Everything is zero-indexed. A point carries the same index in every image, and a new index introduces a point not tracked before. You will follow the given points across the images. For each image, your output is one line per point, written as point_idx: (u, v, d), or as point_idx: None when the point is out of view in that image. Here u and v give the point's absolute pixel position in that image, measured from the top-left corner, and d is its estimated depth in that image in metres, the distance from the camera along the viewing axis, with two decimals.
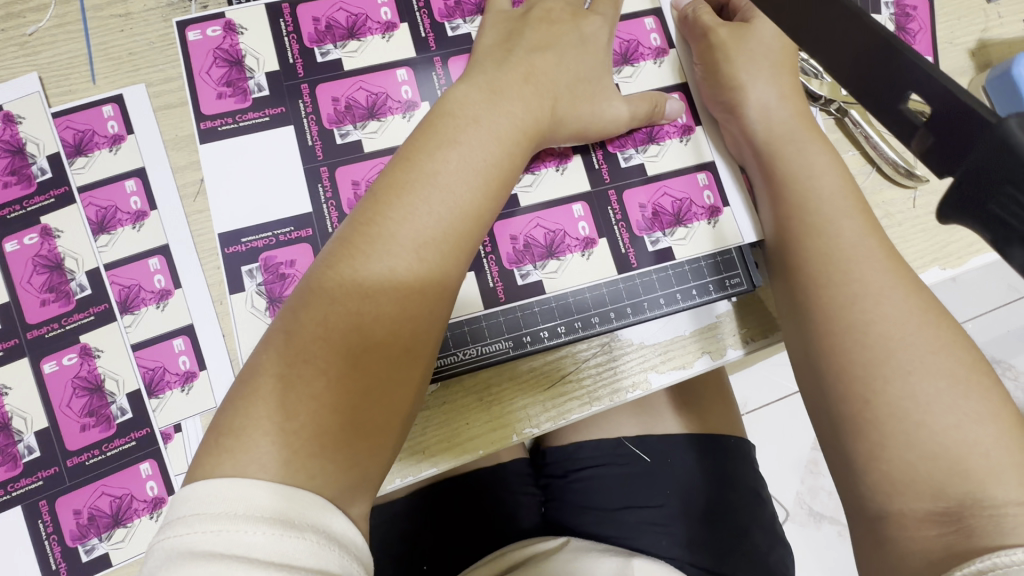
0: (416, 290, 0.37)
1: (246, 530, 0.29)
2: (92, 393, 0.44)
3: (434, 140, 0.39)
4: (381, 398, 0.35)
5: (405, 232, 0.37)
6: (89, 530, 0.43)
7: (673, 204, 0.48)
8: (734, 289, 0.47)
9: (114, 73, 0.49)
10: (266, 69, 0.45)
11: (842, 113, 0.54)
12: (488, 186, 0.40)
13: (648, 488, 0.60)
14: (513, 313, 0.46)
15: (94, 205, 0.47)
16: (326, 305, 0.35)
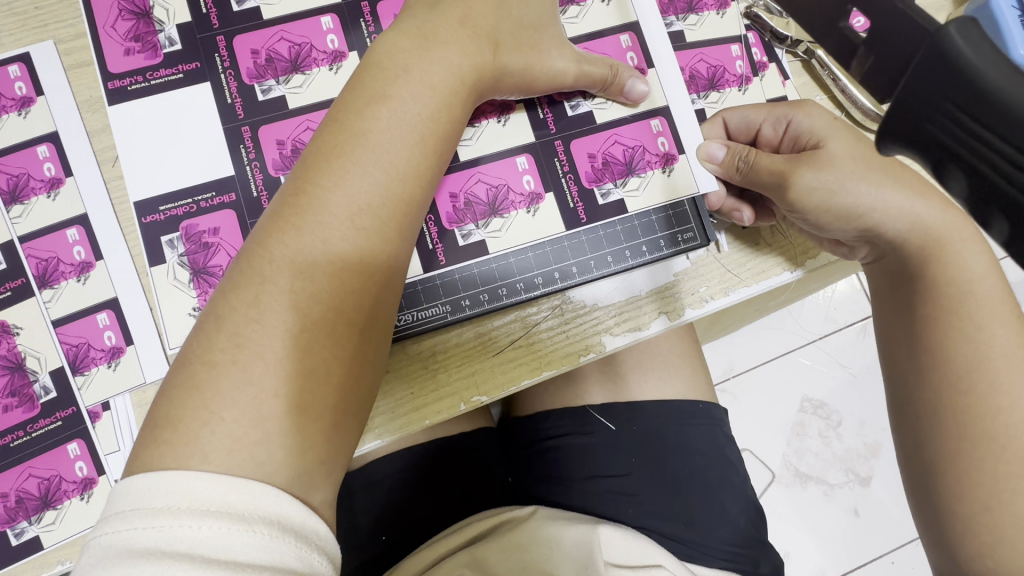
0: (355, 263, 0.32)
1: (194, 525, 0.26)
2: (12, 371, 0.42)
3: (363, 96, 0.35)
4: (332, 381, 0.31)
5: (340, 199, 0.32)
6: (18, 513, 0.41)
7: (624, 153, 0.45)
8: (687, 245, 0.45)
9: (19, 30, 0.46)
10: (177, 21, 0.42)
11: (809, 55, 0.50)
12: (427, 144, 0.35)
13: (617, 457, 0.57)
14: (455, 275, 0.43)
15: (4, 173, 0.44)
16: (256, 289, 0.31)
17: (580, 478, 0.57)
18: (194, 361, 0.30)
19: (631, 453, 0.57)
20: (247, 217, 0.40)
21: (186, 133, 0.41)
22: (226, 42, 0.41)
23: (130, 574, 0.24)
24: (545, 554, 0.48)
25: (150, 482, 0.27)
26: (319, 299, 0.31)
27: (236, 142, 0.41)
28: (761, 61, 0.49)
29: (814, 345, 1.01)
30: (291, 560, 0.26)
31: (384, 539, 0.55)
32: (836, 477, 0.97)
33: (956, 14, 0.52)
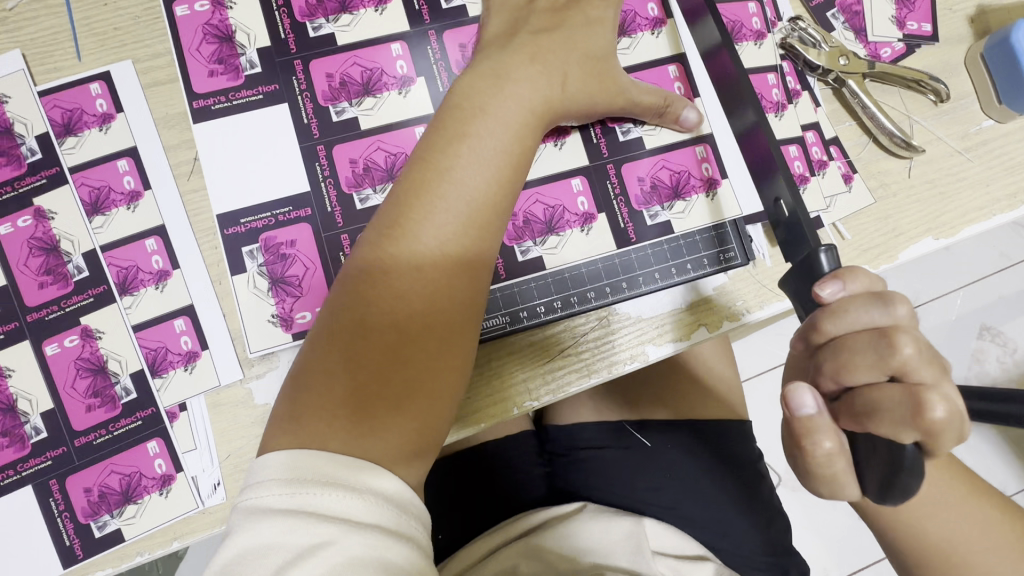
0: (441, 288, 0.36)
1: (315, 493, 0.31)
2: (95, 373, 0.45)
3: (445, 134, 0.38)
4: (422, 389, 0.35)
5: (429, 228, 0.36)
6: (101, 507, 0.44)
7: (671, 177, 0.48)
8: (729, 263, 0.48)
9: (99, 49, 0.48)
10: (258, 45, 0.44)
11: (840, 84, 0.53)
12: (501, 178, 0.38)
13: (651, 461, 0.61)
14: (512, 289, 0.46)
15: (86, 185, 0.47)
16: (354, 307, 0.35)
17: (618, 487, 0.59)
18: (308, 362, 0.35)
19: (663, 457, 0.61)
20: (322, 231, 0.43)
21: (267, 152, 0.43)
22: (304, 67, 0.44)
23: (267, 527, 0.30)
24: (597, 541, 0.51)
25: (282, 455, 0.32)
26: (412, 316, 0.36)
27: (312, 161, 0.44)
28: (795, 89, 0.53)
29: None
30: (393, 523, 0.31)
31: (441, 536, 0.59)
32: None
33: (976, 45, 0.55)
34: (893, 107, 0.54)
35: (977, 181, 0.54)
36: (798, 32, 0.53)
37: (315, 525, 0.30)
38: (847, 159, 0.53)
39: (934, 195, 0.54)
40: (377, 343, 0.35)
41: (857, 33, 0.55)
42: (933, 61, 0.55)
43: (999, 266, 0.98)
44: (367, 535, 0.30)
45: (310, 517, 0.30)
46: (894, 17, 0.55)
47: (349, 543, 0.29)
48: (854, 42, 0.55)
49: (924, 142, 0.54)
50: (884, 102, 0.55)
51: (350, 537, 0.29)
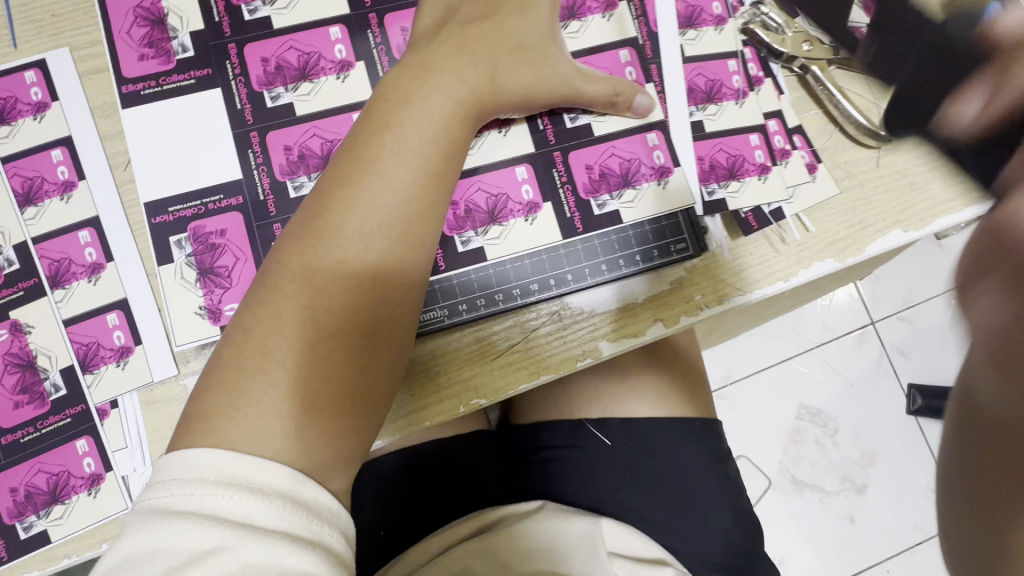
0: (367, 279, 0.35)
1: (216, 495, 0.30)
2: (24, 368, 0.43)
3: (372, 125, 0.37)
4: (350, 385, 0.34)
5: (355, 220, 0.35)
6: (27, 508, 0.42)
7: (620, 165, 0.46)
8: (679, 255, 0.47)
9: (36, 37, 0.47)
10: (191, 29, 0.43)
11: (804, 70, 0.52)
12: (431, 169, 0.37)
13: (618, 458, 0.59)
14: (455, 280, 0.45)
15: (19, 175, 0.45)
16: (278, 303, 0.34)
17: (582, 489, 0.58)
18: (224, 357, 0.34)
19: (625, 460, 0.59)
20: (253, 220, 0.42)
21: (198, 140, 0.42)
22: (238, 51, 0.43)
23: (162, 529, 0.29)
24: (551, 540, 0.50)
25: (187, 455, 0.31)
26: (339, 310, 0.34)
27: (244, 148, 0.42)
28: (757, 75, 0.51)
29: (812, 353, 1.02)
30: (301, 529, 0.30)
31: (383, 533, 0.57)
32: (832, 485, 0.98)
33: None
34: (861, 94, 0.52)
35: None
36: (761, 15, 0.51)
37: (209, 530, 0.29)
38: (812, 148, 0.51)
39: (904, 184, 0.52)
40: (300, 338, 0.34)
41: None
42: None
43: None
44: (266, 542, 0.29)
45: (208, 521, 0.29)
46: None
47: (246, 550, 0.28)
48: None
49: None
50: (851, 88, 0.53)
51: (247, 543, 0.28)
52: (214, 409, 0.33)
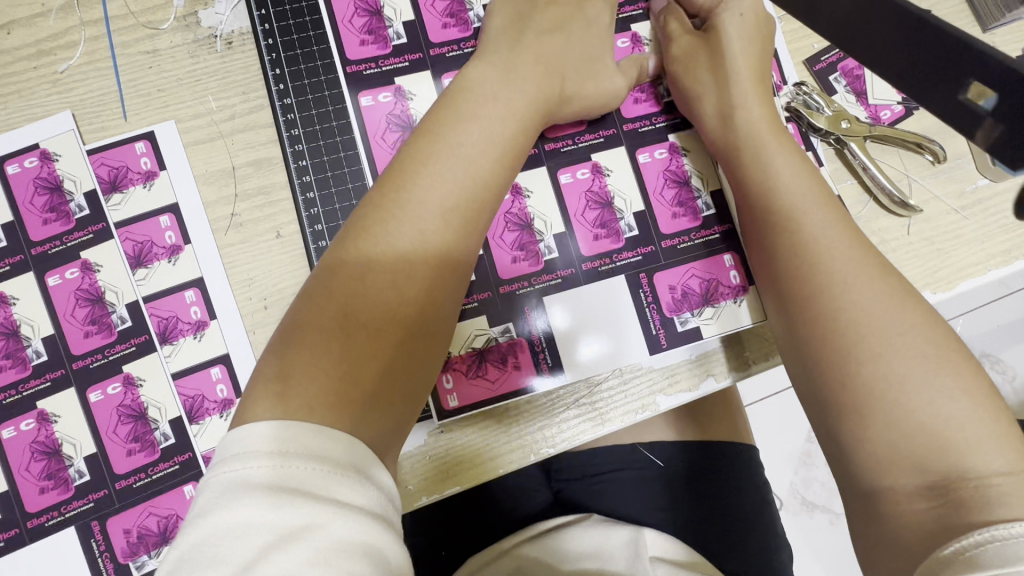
0: (437, 254, 0.40)
1: (276, 506, 0.29)
2: (136, 419, 0.47)
3: (455, 114, 0.43)
4: (395, 345, 0.37)
5: (433, 197, 0.40)
6: (139, 548, 0.46)
7: (678, 203, 0.52)
8: (723, 297, 0.51)
9: (144, 110, 0.51)
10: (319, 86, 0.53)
11: (841, 145, 0.56)
12: (504, 158, 0.44)
13: (667, 479, 0.66)
14: (604, 202, 0.52)
15: (131, 239, 0.49)
16: (379, 268, 0.38)
17: (634, 509, 0.65)
18: (298, 317, 0.37)
19: (670, 490, 0.66)
20: None
21: (312, 176, 0.52)
22: (361, 98, 0.52)
23: (241, 509, 0.28)
24: (595, 546, 0.59)
25: (261, 432, 0.31)
26: (402, 283, 0.38)
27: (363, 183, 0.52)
28: None
29: None
30: (374, 506, 0.31)
31: (444, 553, 0.68)
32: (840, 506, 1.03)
33: None
34: (893, 166, 0.57)
35: (973, 239, 0.57)
36: (803, 96, 0.56)
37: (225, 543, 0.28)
38: None
39: (933, 250, 0.56)
40: (392, 300, 0.38)
41: (858, 96, 0.58)
42: (930, 121, 0.58)
43: (1001, 294, 1.05)
44: (348, 547, 0.29)
45: (296, 495, 0.29)
46: None
47: (341, 527, 0.29)
48: (855, 105, 0.58)
49: (921, 201, 0.57)
50: (884, 161, 0.58)
51: (339, 519, 0.29)
52: (298, 360, 0.35)
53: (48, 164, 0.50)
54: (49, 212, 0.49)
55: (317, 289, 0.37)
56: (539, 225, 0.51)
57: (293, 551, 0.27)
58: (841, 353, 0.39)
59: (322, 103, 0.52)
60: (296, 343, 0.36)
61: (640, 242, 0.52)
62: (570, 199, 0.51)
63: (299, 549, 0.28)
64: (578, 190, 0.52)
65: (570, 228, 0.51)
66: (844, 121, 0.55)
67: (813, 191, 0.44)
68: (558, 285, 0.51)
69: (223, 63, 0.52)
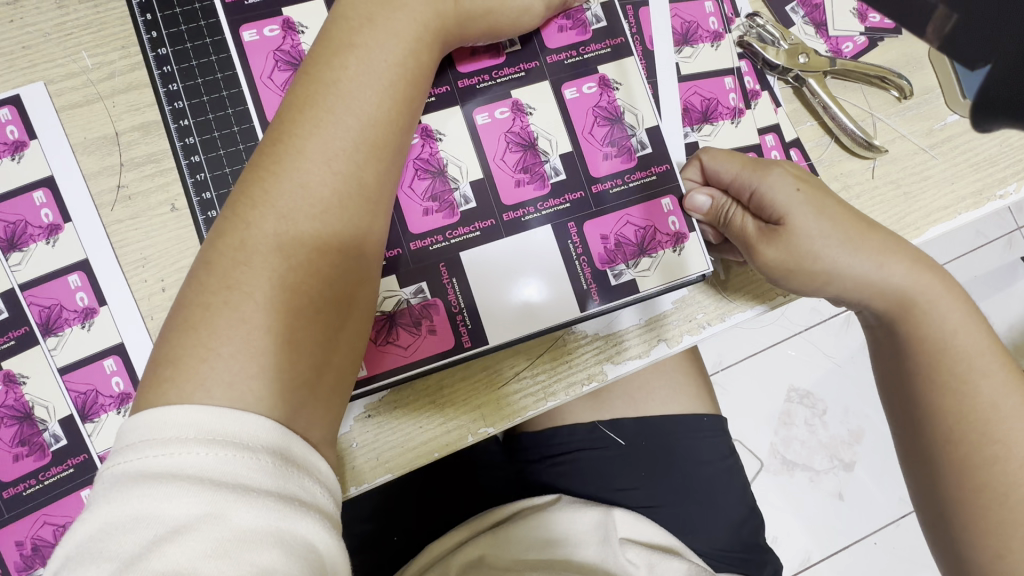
0: (335, 206, 0.34)
1: (172, 492, 0.27)
2: (22, 421, 0.42)
3: (332, 47, 0.36)
4: (296, 314, 0.32)
5: (317, 145, 0.34)
6: (36, 560, 0.42)
7: (615, 133, 0.44)
8: (670, 234, 0.44)
9: (8, 71, 0.45)
10: (193, 30, 0.44)
11: (800, 82, 0.51)
12: (398, 88, 0.36)
13: (632, 455, 0.62)
14: (527, 144, 0.43)
15: (1, 220, 0.44)
16: (264, 234, 0.33)
17: (600, 491, 0.61)
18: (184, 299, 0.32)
19: (635, 467, 0.61)
20: None
21: (198, 137, 0.44)
22: (243, 38, 0.44)
23: (141, 498, 0.27)
24: (567, 530, 0.56)
25: (156, 416, 0.29)
26: (296, 242, 0.33)
27: (257, 143, 0.44)
28: (753, 90, 0.51)
29: (800, 337, 1.03)
30: (290, 487, 0.29)
31: (397, 538, 0.65)
32: (821, 464, 1.00)
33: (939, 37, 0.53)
34: (856, 104, 0.53)
35: (942, 180, 0.52)
36: (755, 28, 0.51)
37: (122, 532, 0.26)
38: (809, 161, 0.51)
39: (899, 193, 0.52)
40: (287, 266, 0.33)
41: (818, 27, 0.53)
42: (895, 53, 0.53)
43: (977, 244, 1.03)
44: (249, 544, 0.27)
45: (196, 483, 0.27)
46: (855, 10, 0.53)
47: (243, 516, 0.27)
48: (815, 37, 0.53)
49: (886, 141, 0.52)
50: (846, 99, 0.53)
51: (242, 506, 0.27)
52: (184, 344, 0.31)
53: None
54: None
55: (203, 269, 0.33)
56: (448, 173, 0.42)
57: (191, 543, 0.26)
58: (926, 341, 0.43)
59: (200, 48, 0.44)
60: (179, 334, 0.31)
61: (568, 188, 0.43)
62: (486, 140, 0.43)
63: (200, 540, 0.26)
64: (497, 131, 0.43)
65: (483, 177, 0.42)
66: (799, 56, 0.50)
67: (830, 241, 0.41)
68: (477, 238, 0.42)
69: (97, 13, 0.46)
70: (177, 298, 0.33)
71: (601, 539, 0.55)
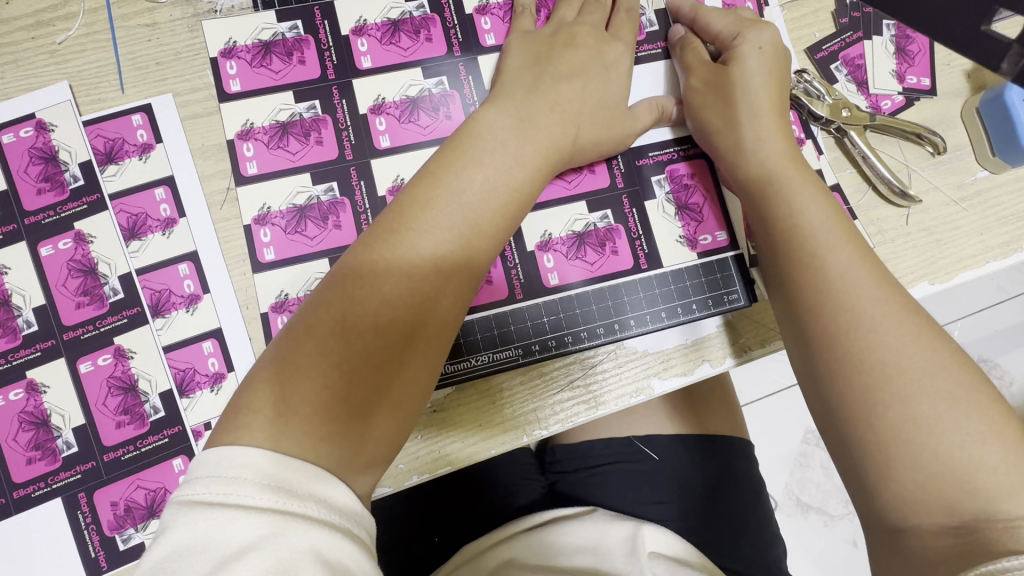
0: (427, 296, 0.39)
1: (254, 495, 0.31)
2: (126, 391, 0.47)
3: (457, 161, 0.42)
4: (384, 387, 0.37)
5: (415, 242, 0.39)
6: (126, 521, 0.46)
7: (691, 187, 0.52)
8: (730, 305, 0.51)
9: (142, 83, 0.50)
10: (305, 76, 0.49)
11: (842, 134, 0.56)
12: (508, 209, 0.42)
13: (664, 471, 0.65)
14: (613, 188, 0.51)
15: (125, 211, 0.49)
16: (389, 282, 0.38)
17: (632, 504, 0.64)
18: (343, 279, 0.38)
19: (669, 483, 0.64)
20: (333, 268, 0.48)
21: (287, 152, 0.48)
22: (360, 66, 0.50)
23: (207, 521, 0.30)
24: (592, 542, 0.57)
25: (235, 452, 0.33)
26: (395, 311, 0.38)
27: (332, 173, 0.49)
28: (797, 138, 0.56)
29: None
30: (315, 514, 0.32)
31: (437, 540, 0.65)
32: (835, 508, 1.01)
33: (972, 100, 0.58)
34: (892, 156, 0.57)
35: (971, 231, 0.56)
36: (803, 84, 0.56)
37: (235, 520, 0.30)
38: (847, 205, 0.56)
39: (933, 240, 0.56)
40: (390, 312, 0.38)
41: (859, 85, 0.58)
42: (929, 113, 0.58)
43: None
44: (315, 531, 0.31)
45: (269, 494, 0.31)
46: (895, 71, 0.58)
47: (291, 536, 0.30)
48: (856, 94, 0.58)
49: (920, 191, 0.57)
50: (883, 151, 0.57)
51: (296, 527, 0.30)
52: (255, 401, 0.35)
53: (44, 134, 0.50)
54: (44, 181, 0.49)
55: (326, 293, 0.38)
56: (587, 210, 0.51)
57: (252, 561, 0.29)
58: (868, 396, 0.37)
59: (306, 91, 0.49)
60: (310, 333, 0.37)
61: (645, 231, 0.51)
62: (597, 177, 0.51)
63: (258, 558, 0.29)
64: (638, 180, 0.52)
65: (616, 188, 0.51)
66: (842, 110, 0.55)
67: (836, 234, 0.42)
68: (583, 262, 0.50)
69: None
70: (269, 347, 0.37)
71: (630, 550, 0.55)
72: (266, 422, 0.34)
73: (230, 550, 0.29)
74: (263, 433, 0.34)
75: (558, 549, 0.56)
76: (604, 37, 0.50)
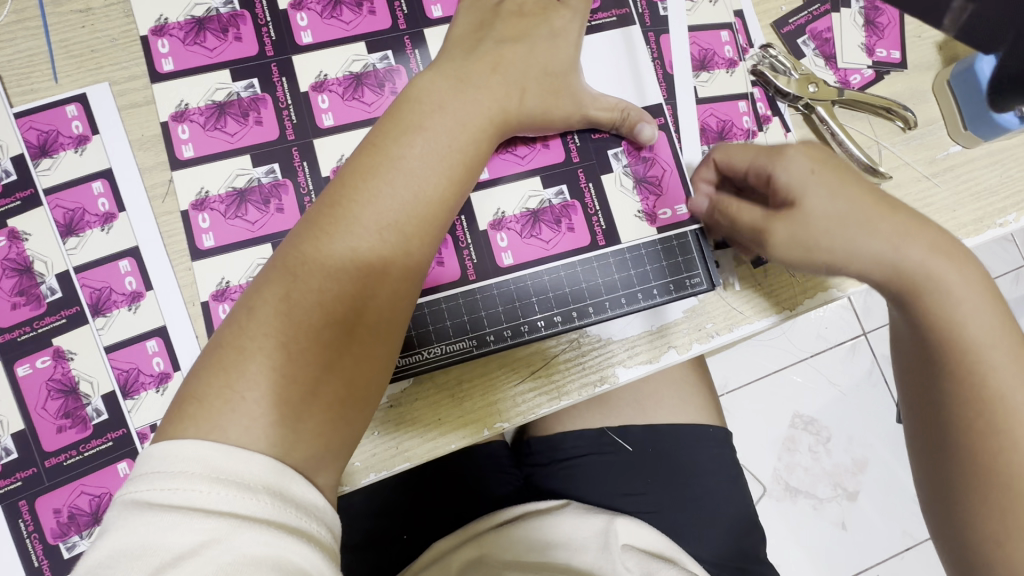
0: (378, 270, 0.37)
1: (204, 491, 0.29)
2: (67, 394, 0.45)
3: (399, 126, 0.39)
4: (335, 367, 0.35)
5: (368, 214, 0.37)
6: (70, 528, 0.44)
7: (650, 161, 0.50)
8: (694, 289, 0.49)
9: (76, 72, 0.48)
10: (244, 54, 0.47)
11: (809, 110, 0.55)
12: (454, 174, 0.40)
13: (637, 461, 0.64)
14: (569, 164, 0.50)
15: (61, 207, 0.47)
16: (334, 258, 0.36)
17: (607, 494, 0.62)
18: (287, 261, 0.36)
19: (642, 475, 0.63)
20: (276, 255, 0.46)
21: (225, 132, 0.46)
22: (300, 42, 0.48)
23: (152, 523, 0.29)
24: (566, 536, 0.55)
25: (184, 448, 0.31)
26: (344, 288, 0.36)
27: (273, 154, 0.46)
28: (766, 115, 0.54)
29: (805, 363, 1.04)
30: (269, 513, 0.30)
31: (406, 537, 0.63)
32: (823, 492, 1.00)
33: (943, 73, 0.56)
34: (862, 132, 0.56)
35: (944, 207, 0.55)
36: (768, 58, 0.54)
37: (184, 520, 0.29)
38: None
39: None
40: (338, 288, 0.35)
41: (827, 59, 0.56)
42: (900, 88, 0.56)
43: None
44: (262, 534, 0.29)
45: (220, 490, 0.30)
46: (864, 45, 0.56)
47: (239, 540, 0.28)
48: (824, 69, 0.56)
49: (892, 168, 0.55)
50: (853, 127, 0.56)
51: (244, 530, 0.29)
52: (204, 392, 0.33)
53: None
54: None
55: (270, 275, 0.36)
56: (542, 186, 0.49)
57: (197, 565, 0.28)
58: None
59: (247, 71, 0.47)
60: (251, 317, 0.35)
61: (601, 216, 0.50)
62: (551, 152, 0.49)
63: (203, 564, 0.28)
64: (593, 153, 0.50)
65: (572, 162, 0.50)
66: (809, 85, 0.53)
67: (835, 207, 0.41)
68: (537, 246, 0.49)
69: None
70: (215, 336, 0.35)
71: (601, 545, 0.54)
72: (207, 415, 0.32)
73: (177, 553, 0.28)
74: (208, 424, 0.32)
75: (528, 544, 0.54)
76: (551, 5, 0.47)
